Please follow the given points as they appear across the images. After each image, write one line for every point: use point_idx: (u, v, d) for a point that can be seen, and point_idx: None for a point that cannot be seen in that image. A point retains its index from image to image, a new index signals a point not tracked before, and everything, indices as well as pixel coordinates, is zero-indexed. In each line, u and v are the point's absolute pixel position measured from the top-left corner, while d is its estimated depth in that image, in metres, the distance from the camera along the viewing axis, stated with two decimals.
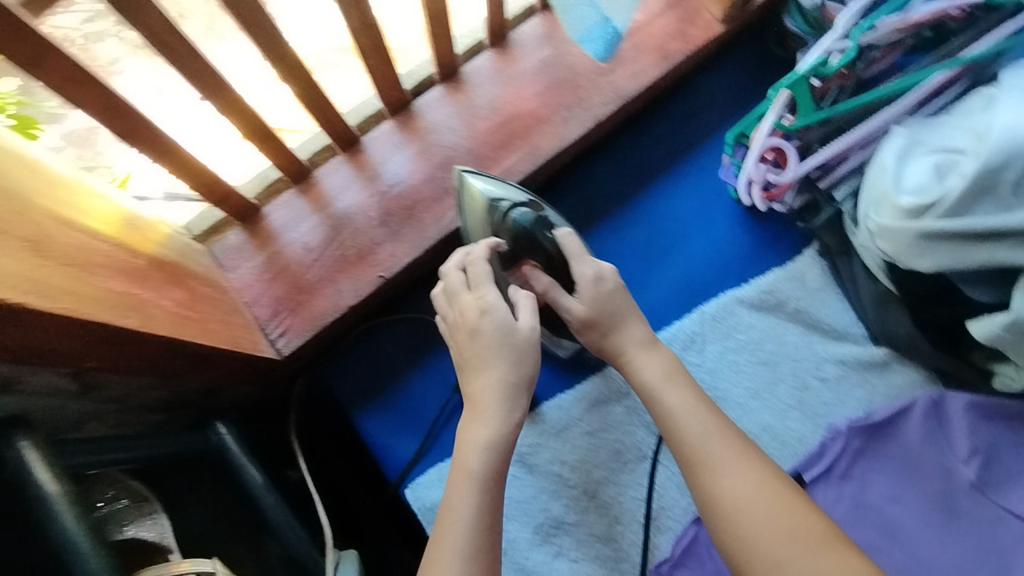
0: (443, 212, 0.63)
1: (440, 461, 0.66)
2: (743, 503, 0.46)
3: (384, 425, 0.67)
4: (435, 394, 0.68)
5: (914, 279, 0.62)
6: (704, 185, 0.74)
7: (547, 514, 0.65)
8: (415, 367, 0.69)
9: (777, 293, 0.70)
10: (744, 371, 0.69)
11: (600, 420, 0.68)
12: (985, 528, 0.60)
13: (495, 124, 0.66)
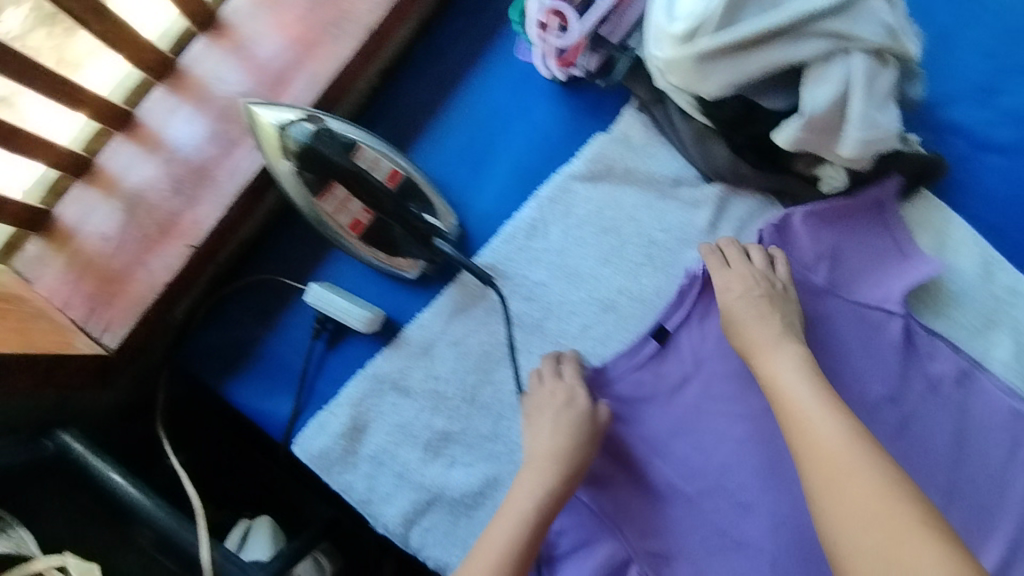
0: (236, 164, 0.60)
1: (319, 408, 0.67)
2: (836, 492, 0.48)
3: (257, 390, 0.68)
4: (297, 347, 0.68)
5: (719, 107, 0.62)
6: (514, 70, 0.72)
7: (432, 430, 0.66)
8: (269, 327, 0.68)
9: (604, 158, 0.69)
10: (590, 242, 0.69)
11: (463, 328, 0.68)
12: (838, 322, 0.66)
13: (266, 60, 0.62)
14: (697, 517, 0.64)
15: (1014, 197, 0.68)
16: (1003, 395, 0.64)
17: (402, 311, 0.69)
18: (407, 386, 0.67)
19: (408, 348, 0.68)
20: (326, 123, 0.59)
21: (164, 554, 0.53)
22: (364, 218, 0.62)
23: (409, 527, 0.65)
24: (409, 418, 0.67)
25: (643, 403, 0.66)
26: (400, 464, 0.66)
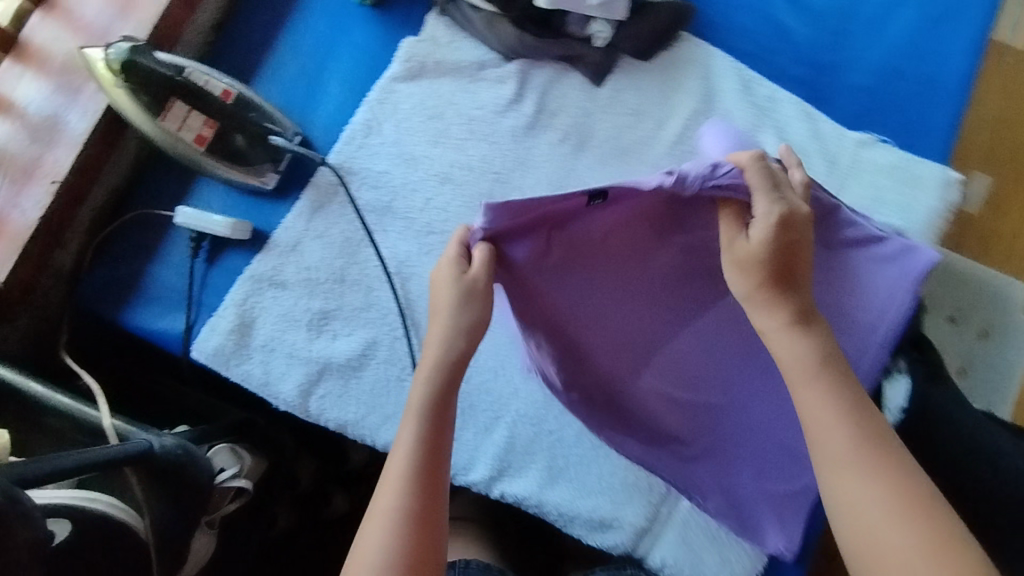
0: (84, 107, 0.70)
1: (210, 316, 0.76)
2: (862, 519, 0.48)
3: (151, 313, 0.76)
4: (178, 269, 0.77)
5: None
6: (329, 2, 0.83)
7: (310, 311, 0.76)
8: (150, 258, 0.77)
9: (416, 57, 0.80)
10: (420, 130, 0.80)
11: (323, 221, 0.78)
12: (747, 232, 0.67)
13: (97, 20, 0.73)
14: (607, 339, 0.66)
15: (756, 24, 0.82)
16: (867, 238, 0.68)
17: (267, 219, 0.78)
18: (283, 279, 0.76)
19: (278, 248, 0.77)
20: (156, 56, 0.70)
21: (77, 436, 0.61)
22: (208, 133, 0.72)
23: (307, 397, 0.74)
24: (289, 305, 0.76)
25: None
26: (290, 346, 0.75)
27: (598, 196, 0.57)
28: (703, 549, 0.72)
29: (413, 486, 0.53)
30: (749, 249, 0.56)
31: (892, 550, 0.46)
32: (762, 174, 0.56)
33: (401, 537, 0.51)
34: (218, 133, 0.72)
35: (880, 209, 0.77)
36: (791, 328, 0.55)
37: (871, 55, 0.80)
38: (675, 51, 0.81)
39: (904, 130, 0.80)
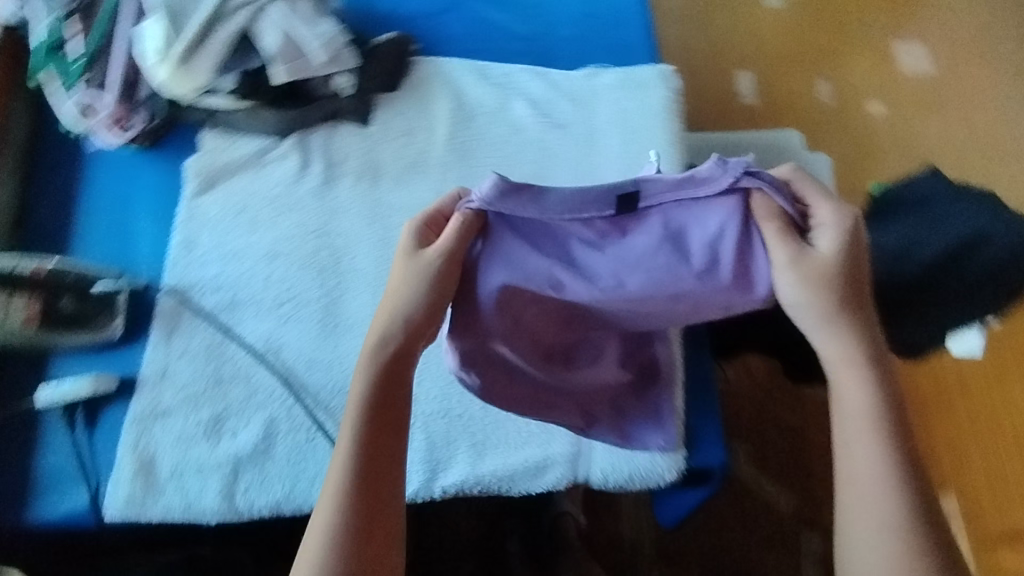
0: None
1: (110, 473, 0.77)
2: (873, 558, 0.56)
3: (52, 501, 0.76)
4: (63, 447, 0.78)
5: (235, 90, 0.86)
6: (110, 161, 0.90)
7: (202, 423, 0.79)
8: (33, 451, 0.78)
9: (204, 171, 0.88)
10: (235, 227, 0.87)
11: (181, 342, 0.82)
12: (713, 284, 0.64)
13: None
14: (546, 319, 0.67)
15: (469, 28, 0.98)
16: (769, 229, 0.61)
17: (129, 363, 0.82)
18: (165, 408, 0.79)
19: (149, 384, 0.80)
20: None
21: None
22: (36, 309, 0.78)
23: (231, 499, 0.76)
24: (180, 427, 0.79)
25: (336, 296, 0.85)
26: (196, 463, 0.78)
27: (629, 195, 0.61)
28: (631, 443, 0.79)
29: (348, 499, 0.58)
30: (820, 257, 0.60)
31: None
32: (824, 202, 0.62)
33: (339, 547, 0.56)
34: (41, 304, 0.79)
35: (629, 116, 0.91)
36: (844, 336, 0.61)
37: (562, 14, 0.98)
38: (416, 74, 0.94)
39: (615, 54, 0.96)
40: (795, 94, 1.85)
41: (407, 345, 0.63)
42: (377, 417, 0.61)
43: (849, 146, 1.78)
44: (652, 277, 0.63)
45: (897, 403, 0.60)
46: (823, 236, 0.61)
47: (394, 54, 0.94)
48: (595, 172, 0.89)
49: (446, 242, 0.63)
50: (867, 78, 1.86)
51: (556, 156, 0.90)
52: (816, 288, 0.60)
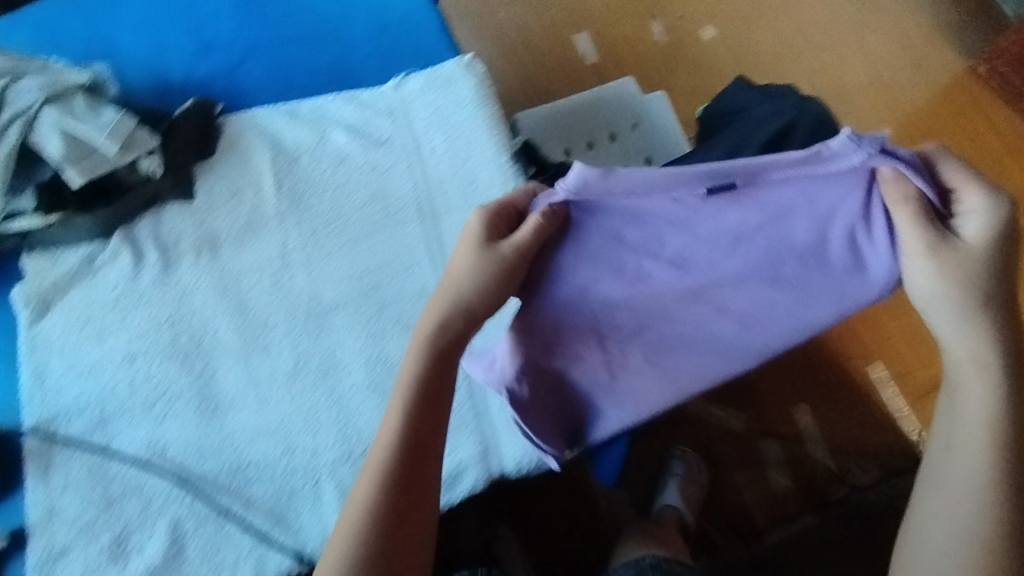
0: None
1: None
2: (937, 523, 0.64)
3: None
4: None
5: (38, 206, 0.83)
6: None
7: (103, 548, 0.76)
8: None
9: (35, 295, 0.84)
10: (85, 341, 0.84)
11: (59, 475, 0.78)
12: (841, 277, 0.66)
13: None
14: (633, 298, 0.71)
15: (269, 73, 0.96)
16: (881, 253, 0.63)
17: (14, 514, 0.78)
18: (61, 546, 0.76)
19: (37, 527, 0.76)
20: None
21: None
22: None
23: None
24: (82, 560, 0.75)
25: (208, 377, 0.82)
26: None
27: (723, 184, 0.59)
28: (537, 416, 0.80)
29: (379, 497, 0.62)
30: (968, 249, 0.60)
31: (940, 558, 0.63)
32: (987, 202, 0.60)
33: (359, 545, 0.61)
34: None
35: (449, 116, 0.91)
36: (946, 295, 0.61)
37: (357, 33, 0.97)
38: (227, 133, 0.92)
39: (419, 56, 0.96)
40: (632, 44, 1.92)
41: (462, 326, 0.67)
42: (422, 412, 0.65)
43: (692, 79, 1.88)
44: (752, 260, 0.66)
45: (1016, 401, 0.64)
46: (969, 222, 0.60)
47: (197, 120, 0.91)
48: (430, 177, 0.89)
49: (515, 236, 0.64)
50: (693, 7, 1.94)
51: (388, 173, 0.90)
52: (932, 264, 0.60)
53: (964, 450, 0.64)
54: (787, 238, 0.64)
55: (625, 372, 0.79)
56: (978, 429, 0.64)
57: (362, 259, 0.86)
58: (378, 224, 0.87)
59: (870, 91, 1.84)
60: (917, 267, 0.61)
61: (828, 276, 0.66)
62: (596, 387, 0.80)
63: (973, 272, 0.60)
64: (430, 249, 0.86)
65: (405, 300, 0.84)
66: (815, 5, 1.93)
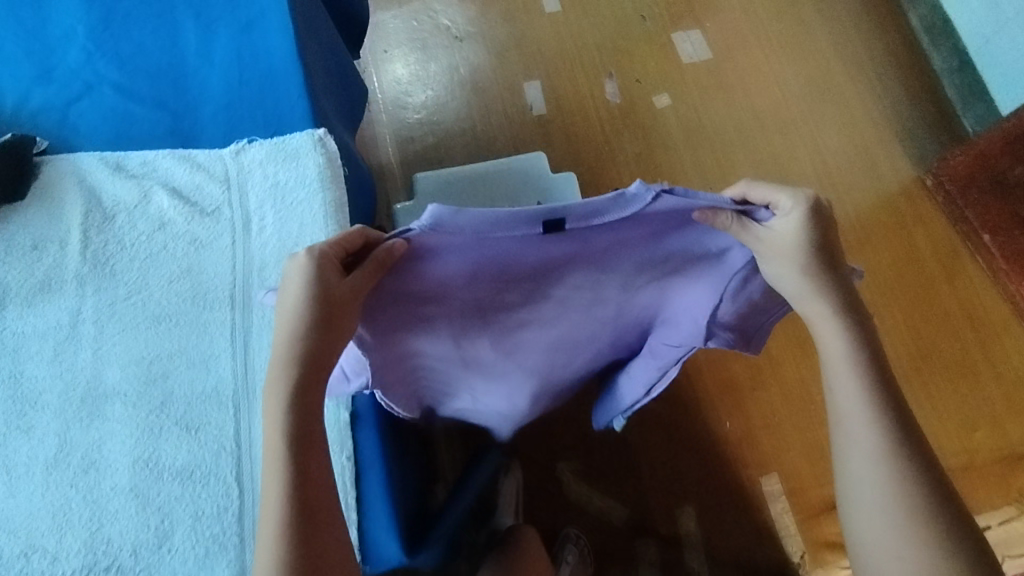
0: None
1: None
2: (857, 478, 0.67)
3: None
4: None
5: None
6: None
7: None
8: None
9: None
10: None
11: None
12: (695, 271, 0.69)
13: None
14: (510, 309, 0.71)
15: (107, 116, 0.88)
16: (714, 246, 0.65)
17: None
18: None
19: None
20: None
21: None
22: None
23: None
24: None
25: None
26: None
27: (552, 226, 0.57)
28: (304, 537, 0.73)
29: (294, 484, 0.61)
30: (783, 239, 0.62)
31: (873, 512, 0.65)
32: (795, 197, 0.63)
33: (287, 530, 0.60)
34: None
35: (286, 193, 0.84)
36: (790, 283, 0.65)
37: (212, 85, 0.89)
38: (44, 178, 0.83)
39: (271, 126, 0.88)
40: (583, 99, 1.85)
41: (319, 353, 0.62)
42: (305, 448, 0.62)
43: (638, 146, 1.81)
44: (616, 265, 0.67)
45: (863, 323, 0.68)
46: (787, 225, 0.63)
47: (9, 157, 0.81)
48: (253, 260, 0.81)
49: (321, 290, 0.60)
50: (653, 72, 1.88)
51: (206, 248, 0.81)
52: (781, 258, 0.63)
53: (855, 430, 0.67)
54: (636, 253, 0.65)
55: (518, 353, 0.80)
56: (857, 397, 0.67)
57: (156, 343, 0.77)
58: (183, 304, 0.79)
59: (817, 188, 1.79)
60: (777, 268, 0.64)
61: (688, 271, 0.69)
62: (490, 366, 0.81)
63: (800, 257, 0.64)
64: (233, 343, 0.78)
65: (192, 398, 0.76)
66: (776, 89, 1.87)
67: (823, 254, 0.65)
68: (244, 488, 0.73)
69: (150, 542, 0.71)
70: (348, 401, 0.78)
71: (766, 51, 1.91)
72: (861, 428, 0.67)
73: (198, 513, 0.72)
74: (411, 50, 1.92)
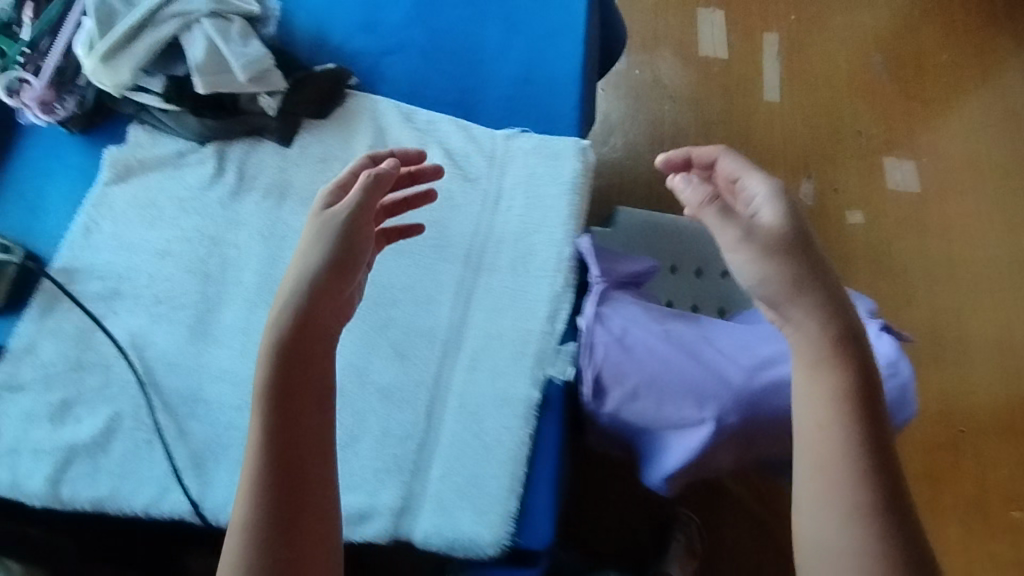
0: None
1: None
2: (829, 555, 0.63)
3: None
4: None
5: (179, 94, 0.88)
6: (48, 146, 0.92)
7: (52, 404, 0.80)
8: None
9: (121, 161, 0.91)
10: (133, 220, 0.89)
11: (50, 323, 0.83)
12: None
13: None
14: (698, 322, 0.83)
15: (410, 73, 1.00)
16: None
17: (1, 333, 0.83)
18: (19, 383, 0.80)
19: (11, 356, 0.81)
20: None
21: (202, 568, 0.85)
22: None
23: (56, 487, 0.77)
24: (29, 407, 0.79)
25: (212, 304, 0.85)
26: (35, 444, 0.78)
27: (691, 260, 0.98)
28: (474, 462, 0.78)
29: (266, 411, 0.65)
30: (763, 230, 0.72)
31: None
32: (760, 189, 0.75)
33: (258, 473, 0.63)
34: None
35: (538, 182, 0.91)
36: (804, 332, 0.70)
37: (503, 72, 1.01)
38: (346, 106, 0.96)
39: (542, 123, 0.97)
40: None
41: (314, 300, 0.68)
42: (282, 397, 0.65)
43: None
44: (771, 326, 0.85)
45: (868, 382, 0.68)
46: (763, 208, 0.75)
47: (330, 83, 0.95)
48: (494, 232, 0.89)
49: (356, 201, 0.72)
50: (853, 188, 1.88)
51: (459, 209, 0.90)
52: (760, 253, 0.72)
53: (827, 471, 0.65)
54: None
55: (708, 335, 0.80)
56: (843, 453, 0.65)
57: (392, 273, 0.86)
58: (424, 249, 0.88)
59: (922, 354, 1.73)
60: (746, 264, 0.72)
61: None
62: (683, 335, 0.79)
63: (780, 244, 0.71)
64: (456, 297, 0.85)
65: (409, 330, 0.84)
66: (977, 249, 1.81)
67: (810, 250, 0.72)
68: (431, 425, 0.79)
69: (340, 440, 0.78)
70: (574, 273, 0.87)
71: (978, 210, 1.85)
72: (845, 465, 0.64)
73: (385, 430, 0.79)
74: (624, 95, 1.98)
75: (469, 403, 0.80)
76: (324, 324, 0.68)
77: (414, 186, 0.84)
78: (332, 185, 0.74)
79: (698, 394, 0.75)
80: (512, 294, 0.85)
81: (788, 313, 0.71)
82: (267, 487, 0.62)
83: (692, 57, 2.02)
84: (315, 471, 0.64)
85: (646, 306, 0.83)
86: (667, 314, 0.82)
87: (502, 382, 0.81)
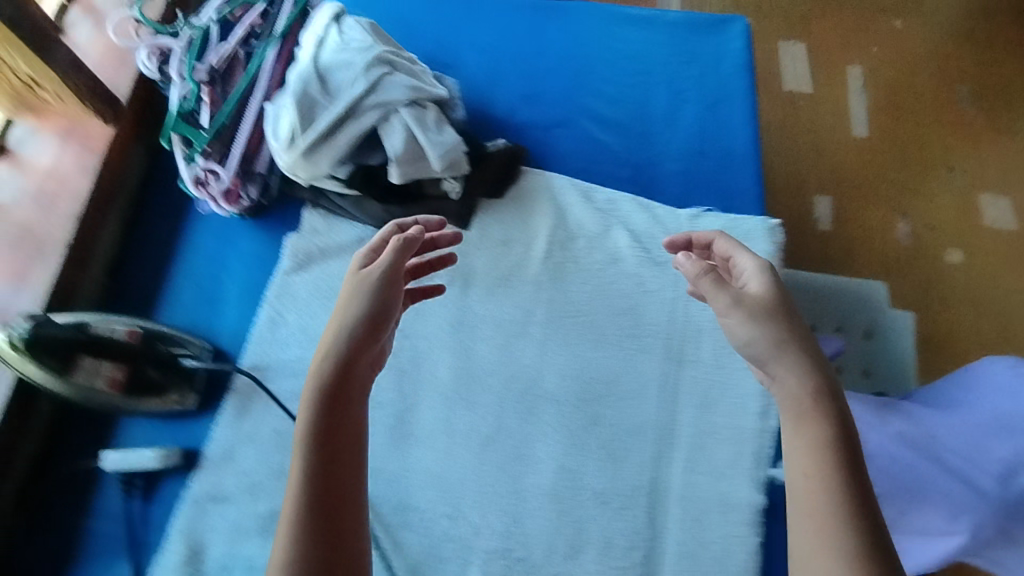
0: None
1: (166, 548, 0.74)
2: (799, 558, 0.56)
3: (102, 568, 0.74)
4: (142, 526, 0.76)
5: (369, 182, 0.85)
6: (222, 233, 0.90)
7: (259, 516, 0.75)
8: (128, 527, 0.76)
9: (302, 250, 0.88)
10: (318, 312, 0.85)
11: (248, 425, 0.80)
12: None
13: (6, 260, 0.78)
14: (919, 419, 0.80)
15: (580, 148, 0.98)
16: None
17: (197, 436, 0.80)
18: (222, 493, 0.76)
19: (212, 463, 0.78)
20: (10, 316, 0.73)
21: None
22: (118, 373, 0.75)
23: None
24: (234, 519, 0.75)
25: (410, 402, 0.82)
26: (246, 560, 0.73)
27: None
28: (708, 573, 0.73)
29: (303, 471, 0.58)
30: (751, 296, 0.67)
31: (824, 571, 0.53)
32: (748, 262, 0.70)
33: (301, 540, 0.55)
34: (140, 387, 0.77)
35: None
36: (814, 395, 0.61)
37: (676, 147, 0.98)
38: (522, 185, 0.93)
39: (724, 201, 0.94)
40: (869, 233, 1.82)
41: (356, 353, 0.63)
42: (325, 451, 0.59)
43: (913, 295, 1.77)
44: None
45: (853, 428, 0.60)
46: (750, 280, 0.68)
47: (508, 161, 0.92)
48: (691, 320, 0.86)
49: (389, 261, 0.67)
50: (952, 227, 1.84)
51: (652, 295, 0.87)
52: (747, 315, 0.65)
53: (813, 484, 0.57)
54: None
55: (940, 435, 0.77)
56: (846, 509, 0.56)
57: (592, 366, 0.84)
58: (621, 339, 0.85)
59: None
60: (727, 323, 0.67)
61: None
62: (914, 439, 0.77)
63: (772, 308, 0.65)
64: (662, 392, 0.82)
65: (619, 428, 0.81)
66: None
67: (794, 315, 0.66)
68: (655, 532, 0.76)
69: (563, 550, 0.75)
70: None
71: None
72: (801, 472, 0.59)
73: (608, 539, 0.75)
74: None
75: (692, 508, 0.76)
76: (364, 379, 0.64)
77: (436, 249, 0.78)
78: (366, 249, 0.70)
79: (947, 507, 0.73)
80: (719, 387, 0.83)
81: (771, 370, 0.64)
82: (305, 551, 0.55)
83: (775, 93, 2.00)
84: (356, 532, 0.57)
85: (866, 406, 0.81)
86: (888, 414, 0.80)
87: (724, 486, 0.77)
